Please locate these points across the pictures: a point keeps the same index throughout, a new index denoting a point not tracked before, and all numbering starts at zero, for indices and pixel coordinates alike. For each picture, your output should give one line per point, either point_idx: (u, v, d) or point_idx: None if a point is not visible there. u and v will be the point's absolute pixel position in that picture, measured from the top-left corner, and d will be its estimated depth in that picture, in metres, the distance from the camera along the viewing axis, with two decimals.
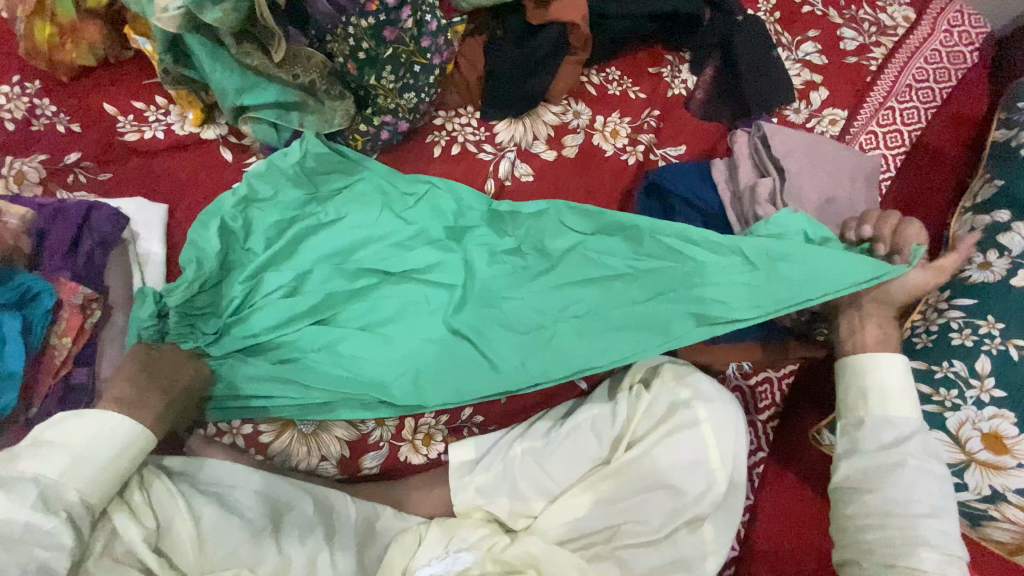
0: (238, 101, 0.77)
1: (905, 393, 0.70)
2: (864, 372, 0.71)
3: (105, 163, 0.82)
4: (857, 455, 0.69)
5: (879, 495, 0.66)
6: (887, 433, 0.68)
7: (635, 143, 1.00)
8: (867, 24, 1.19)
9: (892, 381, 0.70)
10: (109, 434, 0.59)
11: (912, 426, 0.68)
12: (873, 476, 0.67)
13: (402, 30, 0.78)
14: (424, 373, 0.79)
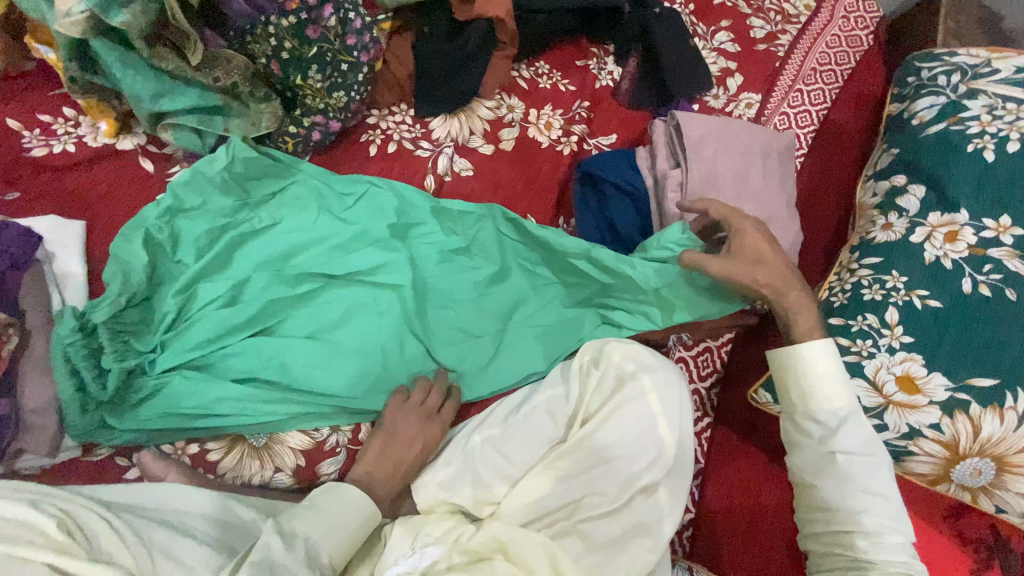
0: (156, 107, 0.73)
1: (836, 379, 0.69)
2: (789, 367, 0.70)
3: (11, 182, 0.77)
4: (801, 449, 0.69)
5: (818, 490, 0.66)
6: (813, 429, 0.68)
7: (568, 134, 1.03)
8: (773, 14, 1.28)
9: (819, 373, 0.69)
10: (343, 513, 0.62)
11: (841, 415, 0.67)
12: (812, 470, 0.67)
13: (325, 28, 0.77)
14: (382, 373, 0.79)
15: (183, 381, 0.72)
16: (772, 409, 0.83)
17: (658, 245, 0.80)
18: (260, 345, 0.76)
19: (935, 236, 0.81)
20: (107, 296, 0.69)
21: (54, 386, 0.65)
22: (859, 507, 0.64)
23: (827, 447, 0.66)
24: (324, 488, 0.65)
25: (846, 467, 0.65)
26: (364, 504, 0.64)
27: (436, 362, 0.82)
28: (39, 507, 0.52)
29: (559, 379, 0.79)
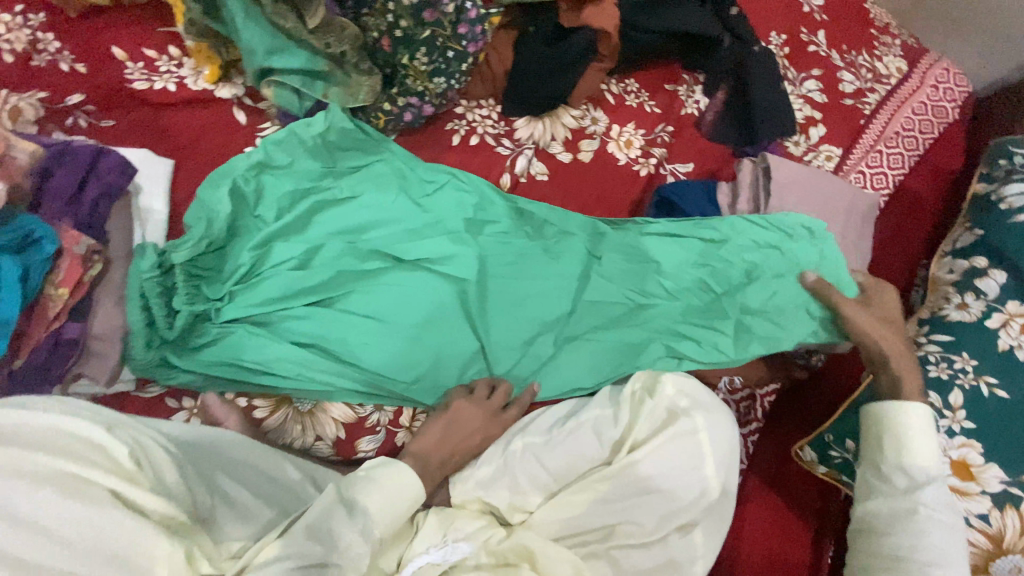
0: (266, 63, 0.74)
1: (930, 440, 0.69)
2: (886, 419, 0.71)
3: (109, 110, 0.77)
4: (877, 496, 0.68)
5: (890, 539, 0.64)
6: (899, 478, 0.67)
7: (647, 156, 1.02)
8: (864, 71, 1.26)
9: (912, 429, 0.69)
10: (396, 495, 0.62)
11: (928, 472, 0.67)
12: (889, 520, 0.66)
13: (441, 14, 0.79)
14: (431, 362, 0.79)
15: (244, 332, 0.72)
16: (815, 469, 0.82)
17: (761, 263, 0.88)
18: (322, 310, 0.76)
19: (1012, 324, 0.80)
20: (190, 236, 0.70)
21: (124, 315, 0.65)
22: (928, 560, 0.62)
23: (911, 497, 0.66)
24: (383, 461, 0.65)
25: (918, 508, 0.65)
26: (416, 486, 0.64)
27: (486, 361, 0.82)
28: (111, 430, 0.54)
29: (608, 401, 0.78)
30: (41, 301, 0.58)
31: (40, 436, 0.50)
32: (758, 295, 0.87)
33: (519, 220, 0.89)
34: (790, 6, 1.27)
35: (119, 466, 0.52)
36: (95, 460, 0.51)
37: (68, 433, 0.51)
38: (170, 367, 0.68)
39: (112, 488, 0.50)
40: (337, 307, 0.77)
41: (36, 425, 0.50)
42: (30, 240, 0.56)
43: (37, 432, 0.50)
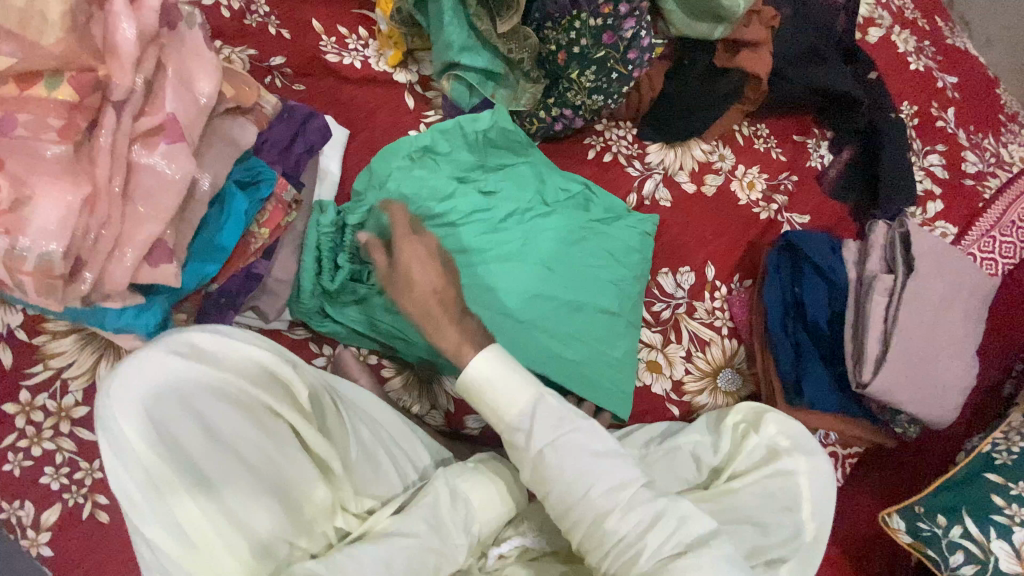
0: (456, 58, 0.80)
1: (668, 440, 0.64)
2: None
3: (302, 75, 0.84)
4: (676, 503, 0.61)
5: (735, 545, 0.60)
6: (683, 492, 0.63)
7: (768, 200, 1.05)
8: (987, 154, 1.25)
9: (500, 389, 0.62)
10: (502, 501, 0.65)
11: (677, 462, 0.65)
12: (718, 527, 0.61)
13: (619, 37, 0.81)
14: (548, 363, 0.80)
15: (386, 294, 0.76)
16: (899, 537, 0.81)
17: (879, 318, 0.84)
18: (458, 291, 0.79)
19: None
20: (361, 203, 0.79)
21: (297, 263, 0.71)
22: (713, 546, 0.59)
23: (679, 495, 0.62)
24: (492, 461, 0.69)
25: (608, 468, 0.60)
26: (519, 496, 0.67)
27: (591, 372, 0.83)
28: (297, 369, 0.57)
29: (706, 429, 0.81)
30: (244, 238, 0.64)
31: (236, 363, 0.53)
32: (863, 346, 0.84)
33: (635, 243, 0.90)
34: (926, 76, 1.26)
35: (297, 403, 0.56)
36: (277, 391, 0.55)
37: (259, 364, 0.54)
38: (322, 316, 0.75)
39: (291, 424, 0.56)
40: (472, 291, 0.79)
41: (233, 348, 0.53)
42: (253, 179, 0.61)
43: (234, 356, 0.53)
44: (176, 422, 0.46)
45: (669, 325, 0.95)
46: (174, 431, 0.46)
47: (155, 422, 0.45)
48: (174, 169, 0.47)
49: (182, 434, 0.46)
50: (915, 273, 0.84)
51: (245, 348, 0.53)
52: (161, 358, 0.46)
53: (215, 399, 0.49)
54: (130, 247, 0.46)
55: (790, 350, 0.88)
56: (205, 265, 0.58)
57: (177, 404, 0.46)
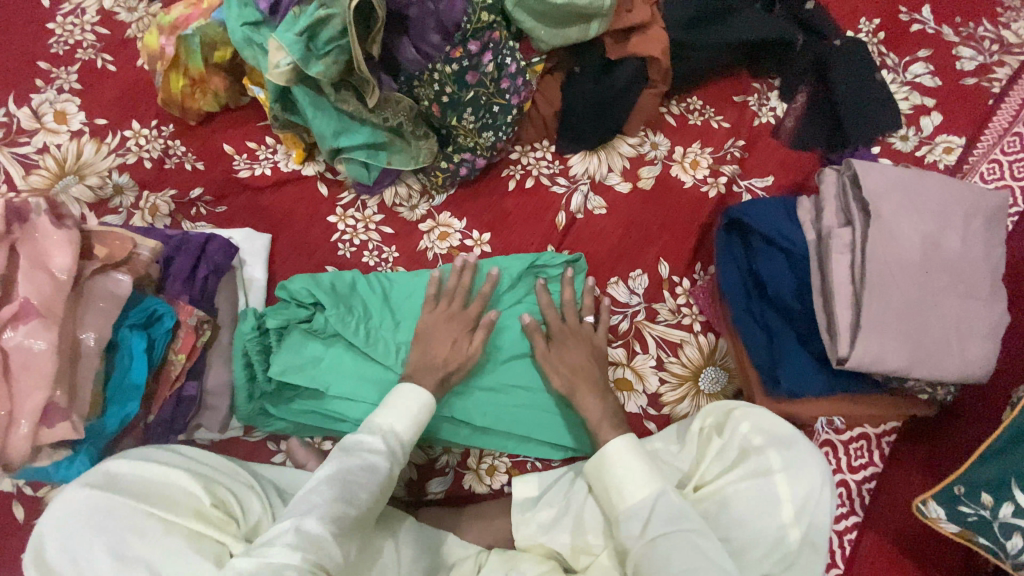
0: (335, 143, 0.83)
1: (639, 475, 0.64)
2: (608, 466, 0.66)
3: (222, 197, 0.92)
4: (640, 517, 0.62)
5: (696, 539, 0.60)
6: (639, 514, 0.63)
7: (716, 175, 0.97)
8: (988, 42, 1.06)
9: (624, 474, 0.65)
10: (408, 412, 0.67)
11: (646, 499, 0.63)
12: (679, 521, 0.61)
13: (483, 74, 0.81)
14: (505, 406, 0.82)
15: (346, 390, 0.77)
16: (943, 528, 0.69)
17: (849, 277, 0.73)
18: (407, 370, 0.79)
19: None
20: (293, 305, 0.78)
21: (230, 373, 0.76)
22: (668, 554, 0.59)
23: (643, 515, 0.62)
24: (404, 387, 0.69)
25: (681, 518, 0.61)
26: (422, 398, 0.68)
27: (528, 421, 0.80)
28: (208, 488, 0.62)
29: (674, 438, 0.77)
30: (165, 367, 0.70)
31: (161, 491, 0.60)
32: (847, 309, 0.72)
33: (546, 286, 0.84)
34: None
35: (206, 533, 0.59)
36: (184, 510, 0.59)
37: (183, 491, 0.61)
38: (268, 415, 0.78)
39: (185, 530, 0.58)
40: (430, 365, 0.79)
41: (147, 473, 0.61)
42: (153, 317, 0.68)
43: (162, 480, 0.61)
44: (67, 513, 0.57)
45: (631, 335, 0.89)
46: (71, 562, 0.55)
47: (61, 550, 0.55)
48: (41, 343, 0.53)
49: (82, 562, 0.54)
50: (876, 218, 0.73)
51: (161, 473, 0.61)
52: (111, 473, 0.60)
53: (121, 528, 0.56)
54: (23, 416, 0.53)
55: (759, 334, 0.79)
56: (123, 405, 0.64)
57: (84, 528, 0.56)
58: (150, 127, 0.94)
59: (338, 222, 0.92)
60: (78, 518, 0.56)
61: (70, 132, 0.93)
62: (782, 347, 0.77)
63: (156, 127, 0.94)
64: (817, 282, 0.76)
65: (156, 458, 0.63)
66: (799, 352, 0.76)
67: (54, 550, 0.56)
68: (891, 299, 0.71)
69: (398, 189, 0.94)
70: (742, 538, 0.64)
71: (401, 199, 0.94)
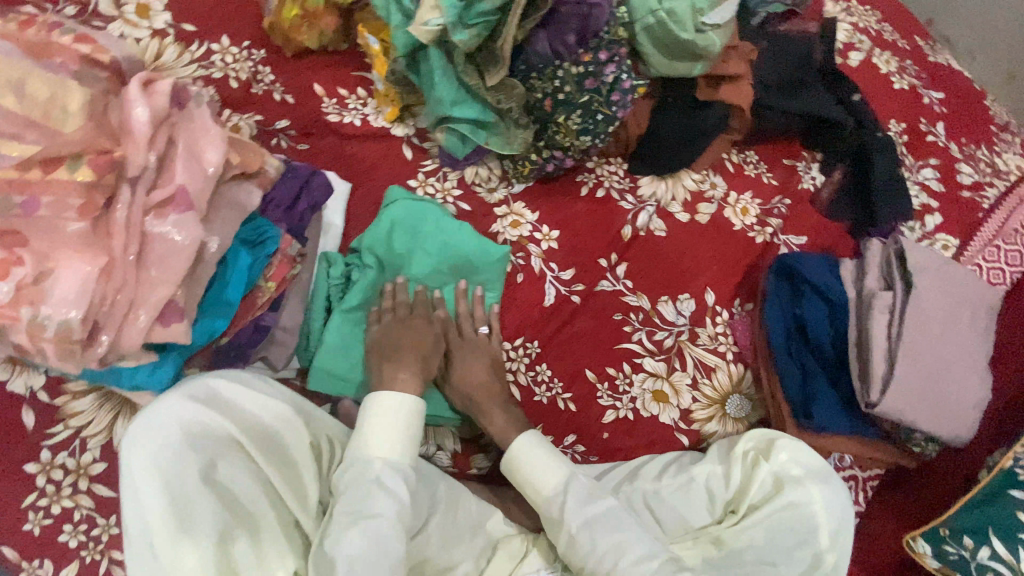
0: (447, 112, 0.85)
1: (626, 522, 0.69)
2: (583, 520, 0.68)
3: (305, 135, 0.90)
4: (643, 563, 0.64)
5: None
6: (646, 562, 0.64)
7: (763, 225, 1.05)
8: (983, 164, 1.26)
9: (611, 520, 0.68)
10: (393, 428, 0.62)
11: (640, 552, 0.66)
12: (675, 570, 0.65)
13: (602, 82, 0.86)
14: (548, 394, 0.90)
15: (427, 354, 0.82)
16: (927, 562, 0.81)
17: (885, 334, 0.83)
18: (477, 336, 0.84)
19: None
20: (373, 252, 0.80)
21: (304, 313, 0.75)
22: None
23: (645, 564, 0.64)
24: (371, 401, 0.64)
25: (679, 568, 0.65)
26: (407, 400, 0.64)
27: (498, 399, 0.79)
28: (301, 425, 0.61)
29: (718, 459, 0.80)
30: (252, 292, 0.67)
31: (257, 423, 0.58)
32: (881, 361, 0.82)
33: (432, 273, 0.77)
34: (912, 94, 1.29)
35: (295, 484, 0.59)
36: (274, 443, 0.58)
37: (281, 432, 0.60)
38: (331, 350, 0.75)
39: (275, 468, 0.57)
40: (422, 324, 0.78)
41: (243, 396, 0.59)
42: (259, 238, 0.66)
43: (263, 412, 0.59)
44: (166, 423, 0.51)
45: (673, 352, 0.95)
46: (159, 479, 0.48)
47: (147, 461, 0.49)
48: (183, 236, 0.53)
49: (176, 477, 0.49)
50: (913, 290, 0.85)
51: (255, 399, 0.59)
52: (208, 389, 0.56)
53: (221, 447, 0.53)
54: (144, 307, 0.51)
55: (796, 374, 0.87)
56: (212, 320, 0.61)
57: (182, 444, 0.50)
58: (241, 46, 0.90)
59: (419, 188, 0.92)
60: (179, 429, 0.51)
61: (152, 31, 0.88)
62: (819, 387, 0.86)
63: (247, 48, 0.91)
64: (855, 334, 0.87)
65: (258, 385, 0.60)
66: (830, 395, 0.86)
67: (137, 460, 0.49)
68: (916, 360, 0.82)
69: (479, 169, 0.96)
70: (788, 561, 0.71)
71: (480, 179, 0.96)
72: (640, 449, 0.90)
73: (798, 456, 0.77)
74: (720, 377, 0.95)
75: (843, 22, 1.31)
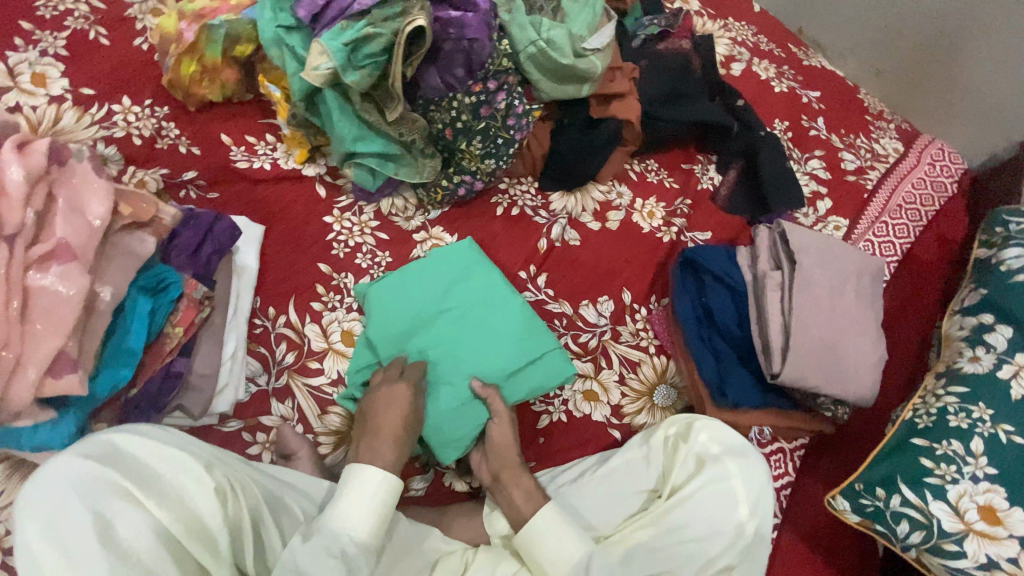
0: (351, 148, 0.89)
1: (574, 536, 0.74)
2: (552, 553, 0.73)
3: (215, 184, 0.92)
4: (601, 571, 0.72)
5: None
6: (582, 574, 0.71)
7: (669, 225, 1.13)
8: (863, 151, 1.39)
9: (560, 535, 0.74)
10: (368, 497, 0.66)
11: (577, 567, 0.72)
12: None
13: (495, 109, 0.92)
14: None
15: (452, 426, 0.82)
16: (848, 518, 0.85)
17: (780, 309, 0.91)
18: (505, 365, 0.86)
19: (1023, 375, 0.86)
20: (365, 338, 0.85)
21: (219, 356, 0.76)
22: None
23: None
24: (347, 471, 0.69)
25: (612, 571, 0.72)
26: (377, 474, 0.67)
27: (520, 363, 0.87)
28: (210, 469, 0.59)
29: (641, 443, 0.85)
30: (159, 340, 0.72)
31: (161, 475, 0.56)
32: (777, 332, 0.89)
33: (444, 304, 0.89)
34: (792, 96, 1.42)
35: (205, 539, 0.55)
36: (181, 496, 0.56)
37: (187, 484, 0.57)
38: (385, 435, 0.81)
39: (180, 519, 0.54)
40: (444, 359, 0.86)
41: (145, 451, 0.57)
42: (160, 286, 0.70)
43: (164, 469, 0.57)
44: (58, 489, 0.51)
45: (598, 352, 0.99)
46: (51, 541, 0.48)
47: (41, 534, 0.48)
48: (69, 288, 0.59)
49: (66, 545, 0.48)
50: (798, 266, 0.93)
51: (158, 452, 0.57)
52: (103, 448, 0.56)
53: (114, 502, 0.51)
54: (32, 364, 0.57)
55: (709, 358, 0.94)
56: (116, 370, 0.65)
57: (77, 506, 0.50)
58: (143, 105, 0.92)
59: (334, 224, 0.93)
60: (69, 494, 0.50)
61: (49, 97, 0.89)
62: (731, 367, 0.93)
63: (149, 106, 0.93)
64: (755, 312, 0.94)
65: (163, 438, 0.59)
66: (742, 372, 0.93)
67: (31, 531, 0.49)
68: (811, 330, 0.88)
69: (395, 201, 0.98)
70: (716, 537, 0.75)
71: (397, 210, 0.98)
72: (575, 451, 0.92)
73: (716, 436, 0.81)
74: (645, 370, 0.99)
75: (722, 38, 1.45)
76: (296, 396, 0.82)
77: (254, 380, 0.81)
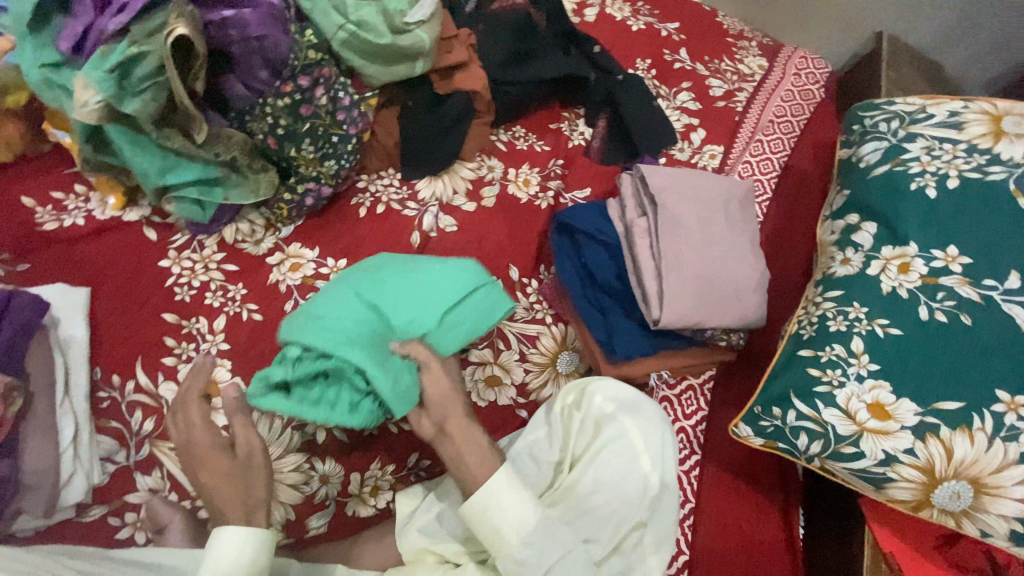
0: (161, 181, 0.81)
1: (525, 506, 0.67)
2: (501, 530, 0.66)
3: (23, 254, 0.82)
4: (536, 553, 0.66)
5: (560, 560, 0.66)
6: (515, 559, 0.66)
7: (545, 190, 1.09)
8: (729, 74, 1.39)
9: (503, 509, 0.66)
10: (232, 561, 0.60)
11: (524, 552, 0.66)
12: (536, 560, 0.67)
13: (317, 107, 0.85)
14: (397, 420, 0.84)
15: (387, 380, 0.69)
16: (753, 442, 0.87)
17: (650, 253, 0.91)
18: (436, 308, 0.78)
19: (890, 268, 0.87)
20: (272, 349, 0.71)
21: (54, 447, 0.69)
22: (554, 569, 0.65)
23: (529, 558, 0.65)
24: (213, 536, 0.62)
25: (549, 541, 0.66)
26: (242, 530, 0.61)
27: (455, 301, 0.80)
28: None
29: (541, 422, 0.82)
30: None
31: None
32: (649, 275, 0.89)
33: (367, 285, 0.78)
34: (650, 32, 1.39)
35: None
36: None
37: None
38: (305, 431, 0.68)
39: None
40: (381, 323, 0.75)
41: None
42: None
43: None
44: None
45: (494, 336, 0.95)
46: None
47: None
48: None
49: None
50: (660, 207, 0.92)
51: None
52: None
53: None
54: None
55: (595, 314, 0.93)
56: None
57: None
58: None
59: (172, 266, 0.85)
60: None
61: None
62: (620, 321, 0.92)
63: None
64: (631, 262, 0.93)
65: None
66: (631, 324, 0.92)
67: None
68: (684, 267, 0.88)
69: (239, 226, 0.91)
70: (626, 495, 0.75)
71: (243, 235, 0.90)
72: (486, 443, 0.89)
73: (609, 395, 0.81)
74: (545, 343, 0.96)
75: None
76: (164, 463, 0.75)
77: (111, 459, 0.74)
